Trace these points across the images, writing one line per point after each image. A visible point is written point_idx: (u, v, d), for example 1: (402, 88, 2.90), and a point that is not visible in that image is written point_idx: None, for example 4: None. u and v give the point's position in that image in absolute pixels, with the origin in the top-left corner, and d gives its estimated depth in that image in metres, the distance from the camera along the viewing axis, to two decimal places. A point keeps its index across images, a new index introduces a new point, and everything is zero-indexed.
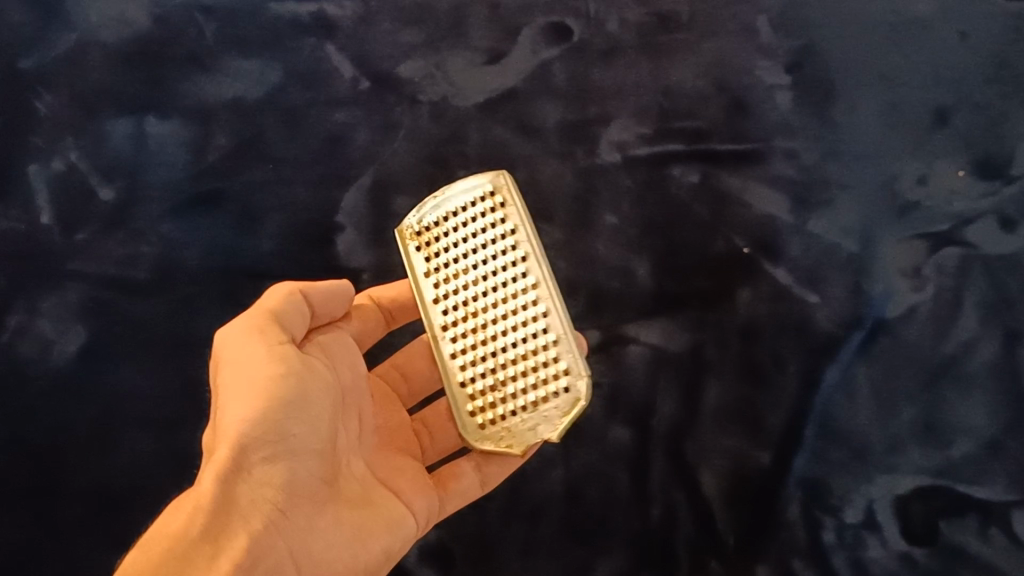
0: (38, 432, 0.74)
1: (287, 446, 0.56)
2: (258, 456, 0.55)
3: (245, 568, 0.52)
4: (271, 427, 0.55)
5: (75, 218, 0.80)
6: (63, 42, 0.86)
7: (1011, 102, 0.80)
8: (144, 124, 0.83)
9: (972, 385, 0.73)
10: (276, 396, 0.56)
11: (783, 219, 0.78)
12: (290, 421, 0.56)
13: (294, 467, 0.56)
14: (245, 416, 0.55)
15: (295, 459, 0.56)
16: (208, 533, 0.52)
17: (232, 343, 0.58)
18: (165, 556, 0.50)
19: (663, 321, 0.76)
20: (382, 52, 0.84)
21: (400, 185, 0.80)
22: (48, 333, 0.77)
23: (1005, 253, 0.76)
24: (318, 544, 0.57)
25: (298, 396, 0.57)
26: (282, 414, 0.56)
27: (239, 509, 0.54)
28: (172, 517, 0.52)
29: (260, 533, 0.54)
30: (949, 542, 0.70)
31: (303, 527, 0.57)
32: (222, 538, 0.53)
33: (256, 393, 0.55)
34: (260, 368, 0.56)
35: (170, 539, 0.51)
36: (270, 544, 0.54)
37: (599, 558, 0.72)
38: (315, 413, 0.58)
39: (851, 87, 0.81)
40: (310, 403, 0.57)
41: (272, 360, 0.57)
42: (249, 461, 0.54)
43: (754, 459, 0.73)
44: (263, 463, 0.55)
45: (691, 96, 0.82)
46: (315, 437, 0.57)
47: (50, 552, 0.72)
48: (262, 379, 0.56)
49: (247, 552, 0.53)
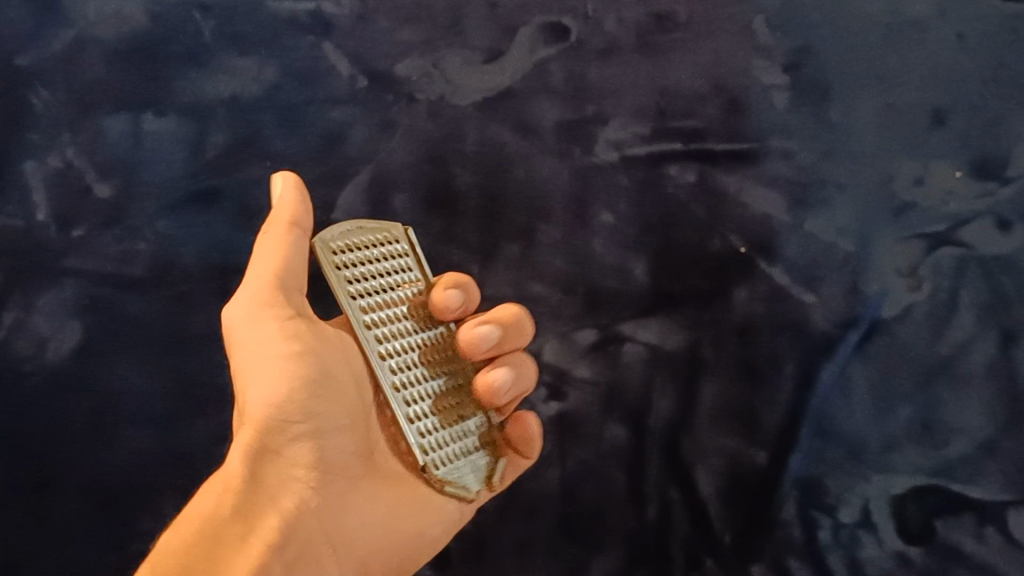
0: (32, 429, 0.74)
1: (313, 425, 0.58)
2: (284, 437, 0.58)
3: (278, 545, 0.57)
4: (296, 407, 0.57)
5: (71, 215, 0.80)
6: (60, 39, 0.85)
7: (1007, 104, 0.80)
8: (141, 121, 0.83)
9: (968, 385, 0.73)
10: (298, 378, 0.58)
11: (780, 219, 0.78)
12: (314, 402, 0.58)
13: (323, 446, 0.59)
14: (269, 399, 0.57)
15: (323, 438, 0.58)
16: (238, 513, 0.56)
17: (242, 321, 0.58)
18: (200, 533, 0.55)
19: (660, 320, 0.76)
20: (379, 50, 0.84)
21: (397, 183, 0.80)
22: (44, 329, 0.77)
23: (1001, 254, 0.76)
24: (350, 520, 0.60)
25: (319, 376, 0.58)
26: (304, 395, 0.58)
27: (269, 490, 0.58)
28: (205, 497, 0.57)
29: (293, 512, 0.58)
30: (944, 542, 0.70)
31: (337, 503, 0.60)
32: (254, 517, 0.57)
33: (276, 374, 0.57)
34: (277, 348, 0.58)
35: (202, 518, 0.56)
36: (303, 522, 0.58)
37: (595, 557, 0.72)
38: (337, 389, 0.59)
39: (849, 87, 0.81)
40: (331, 381, 0.59)
41: (284, 339, 0.58)
42: (276, 442, 0.58)
43: (750, 458, 0.73)
44: (290, 443, 0.58)
45: (689, 96, 0.82)
46: (340, 415, 0.59)
47: (47, 549, 0.72)
48: (282, 360, 0.58)
49: (280, 530, 0.57)
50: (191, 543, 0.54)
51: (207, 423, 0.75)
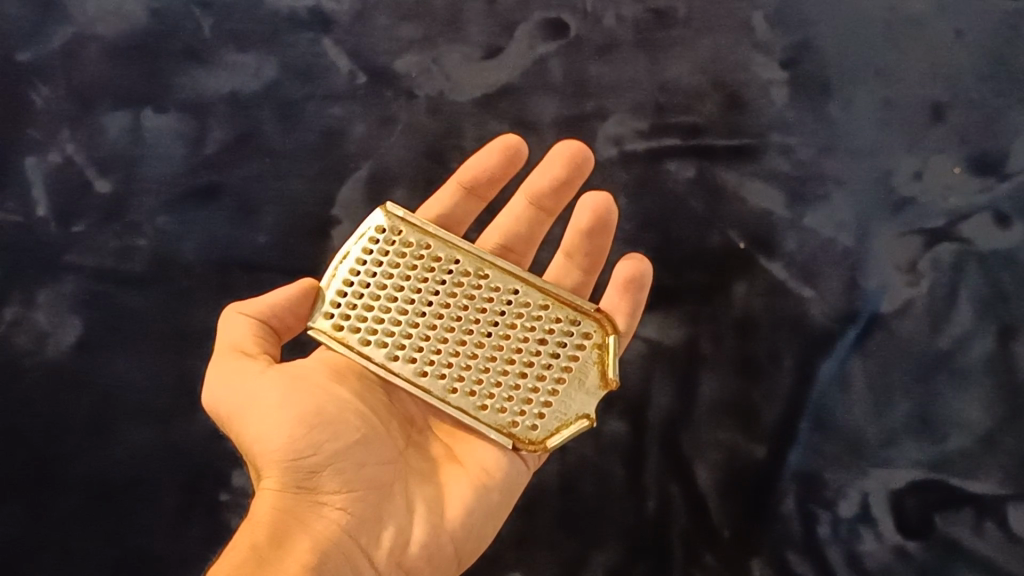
0: (31, 424, 0.74)
1: (326, 451, 0.57)
2: (300, 466, 0.57)
3: (314, 569, 0.55)
4: (306, 436, 0.57)
5: (71, 210, 0.80)
6: (60, 35, 0.86)
7: (1006, 100, 0.80)
8: (141, 117, 0.83)
9: (967, 379, 0.73)
10: (300, 411, 0.58)
11: (778, 214, 0.78)
12: (321, 431, 0.57)
13: (342, 467, 0.57)
14: (275, 439, 0.57)
15: (340, 460, 0.57)
16: (273, 546, 0.55)
17: (220, 383, 0.59)
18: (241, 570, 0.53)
19: (658, 315, 0.77)
20: (379, 46, 0.84)
21: (396, 178, 0.81)
22: (42, 324, 0.77)
23: (1001, 248, 0.76)
24: (391, 528, 0.59)
25: (319, 407, 0.58)
26: (309, 425, 0.57)
27: (297, 520, 0.56)
28: (238, 541, 0.56)
29: (328, 536, 0.56)
30: (945, 536, 0.70)
31: (372, 518, 0.58)
32: (288, 546, 0.55)
33: (279, 411, 0.57)
34: (273, 390, 0.58)
35: (239, 557, 0.54)
36: (339, 542, 0.56)
37: (594, 552, 0.72)
38: (340, 412, 0.59)
39: (847, 84, 0.81)
40: (331, 407, 0.59)
41: (271, 386, 0.58)
42: (293, 473, 0.57)
43: (749, 452, 0.73)
44: (309, 474, 0.57)
45: (688, 92, 0.82)
46: (350, 433, 0.58)
47: (45, 543, 0.72)
48: (278, 399, 0.58)
49: (317, 553, 0.55)
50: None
51: (206, 418, 0.75)
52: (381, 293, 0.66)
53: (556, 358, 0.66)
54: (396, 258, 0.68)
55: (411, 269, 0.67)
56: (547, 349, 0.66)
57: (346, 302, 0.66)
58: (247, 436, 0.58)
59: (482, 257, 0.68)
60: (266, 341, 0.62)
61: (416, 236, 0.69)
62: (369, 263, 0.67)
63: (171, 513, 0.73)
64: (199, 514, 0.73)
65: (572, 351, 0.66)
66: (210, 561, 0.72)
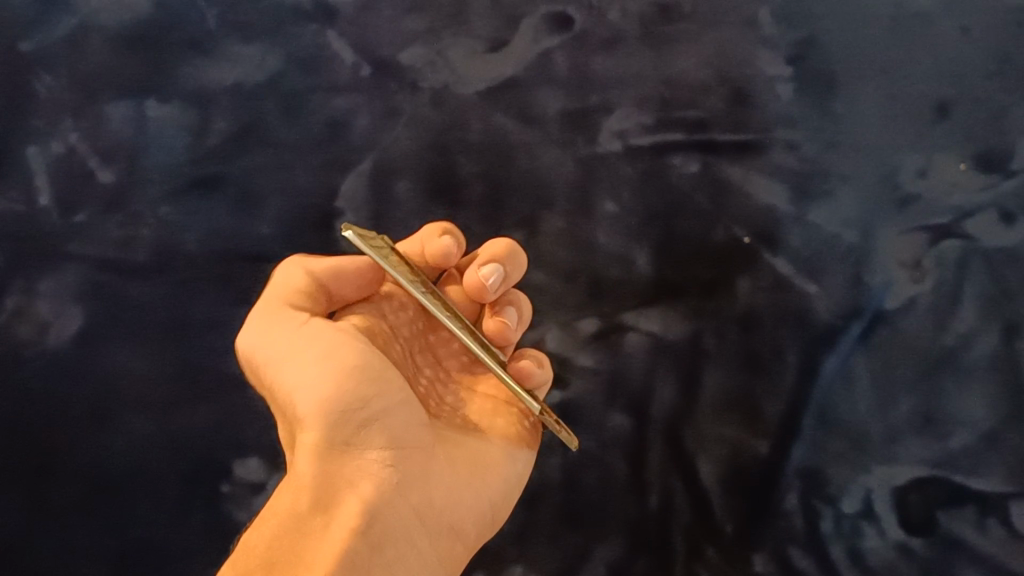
0: (35, 412, 0.75)
1: (372, 408, 0.57)
2: (344, 424, 0.57)
3: (364, 527, 0.55)
4: (352, 395, 0.57)
5: (73, 200, 0.80)
6: (64, 24, 0.85)
7: (1013, 96, 0.79)
8: (144, 107, 0.83)
9: (971, 376, 0.72)
10: (345, 368, 0.57)
11: (783, 210, 0.78)
12: (368, 387, 0.57)
13: (386, 425, 0.58)
14: (321, 395, 0.56)
15: (385, 418, 0.58)
16: (318, 508, 0.56)
17: (260, 338, 0.58)
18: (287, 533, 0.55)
19: (662, 309, 0.76)
20: (384, 39, 0.84)
21: (400, 171, 0.80)
22: (45, 313, 0.77)
23: (1005, 245, 0.75)
24: (435, 489, 0.58)
25: (364, 363, 0.58)
26: (356, 382, 0.57)
27: (344, 479, 0.57)
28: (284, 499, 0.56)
29: (374, 495, 0.56)
30: (946, 533, 0.70)
31: (419, 476, 0.58)
32: (334, 507, 0.56)
33: (323, 367, 0.57)
34: (317, 347, 0.57)
35: (283, 517, 0.56)
36: (388, 503, 0.57)
37: (596, 545, 0.72)
38: (385, 367, 0.59)
39: (854, 79, 0.80)
40: (376, 364, 0.58)
41: (316, 342, 0.57)
42: (336, 430, 0.57)
43: (752, 448, 0.73)
44: (356, 430, 0.57)
45: (693, 87, 0.81)
46: (395, 391, 0.58)
47: (51, 530, 0.73)
48: (325, 354, 0.57)
49: (364, 512, 0.56)
50: (275, 541, 0.55)
51: (208, 409, 0.75)
52: None
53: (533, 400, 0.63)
54: None
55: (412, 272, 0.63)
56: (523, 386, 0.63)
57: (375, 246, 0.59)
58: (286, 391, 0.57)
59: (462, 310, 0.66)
60: (311, 299, 0.60)
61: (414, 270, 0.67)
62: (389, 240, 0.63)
63: (173, 504, 0.73)
64: (201, 506, 0.73)
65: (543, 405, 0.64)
66: (212, 551, 0.72)
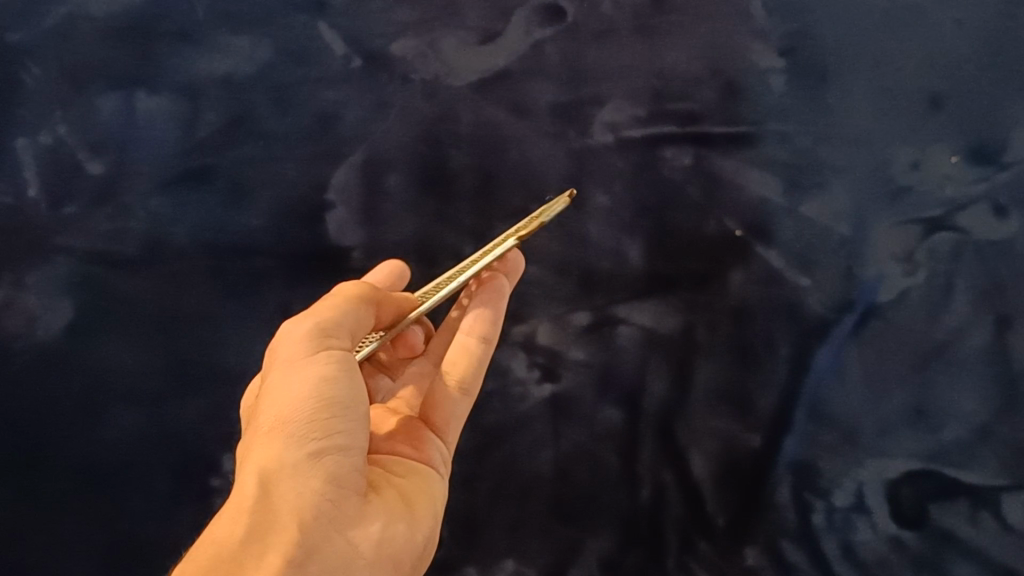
0: (23, 406, 0.75)
1: (337, 441, 0.54)
2: (298, 456, 0.53)
3: (296, 560, 0.52)
4: (313, 425, 0.53)
5: (63, 192, 0.80)
6: (52, 16, 0.87)
7: (1005, 89, 0.78)
8: (134, 99, 0.83)
9: (963, 369, 0.72)
10: (311, 397, 0.54)
11: (775, 202, 0.77)
12: (340, 420, 0.54)
13: (343, 459, 0.54)
14: (289, 418, 0.53)
15: (343, 453, 0.54)
16: (253, 537, 0.52)
17: (282, 339, 0.56)
18: (215, 563, 0.51)
19: (654, 302, 0.76)
20: (374, 30, 0.84)
21: (391, 163, 0.80)
22: (34, 307, 0.77)
23: (997, 239, 0.75)
24: (370, 523, 0.56)
25: (343, 394, 0.55)
26: (324, 413, 0.54)
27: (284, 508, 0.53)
28: (219, 526, 0.53)
29: (312, 527, 0.53)
30: (939, 527, 0.70)
31: (358, 511, 0.56)
32: (269, 534, 0.52)
33: (302, 392, 0.54)
34: (290, 373, 0.55)
35: (218, 546, 0.52)
36: (323, 536, 0.53)
37: (589, 538, 0.72)
38: (357, 399, 0.55)
39: (845, 72, 0.80)
40: (342, 396, 0.54)
41: (298, 367, 0.54)
42: (288, 460, 0.53)
43: (744, 441, 0.72)
44: (311, 461, 0.53)
45: (685, 79, 0.81)
46: (363, 425, 0.56)
47: (38, 524, 0.72)
48: (310, 378, 0.54)
49: (298, 545, 0.52)
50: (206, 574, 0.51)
51: (198, 404, 0.74)
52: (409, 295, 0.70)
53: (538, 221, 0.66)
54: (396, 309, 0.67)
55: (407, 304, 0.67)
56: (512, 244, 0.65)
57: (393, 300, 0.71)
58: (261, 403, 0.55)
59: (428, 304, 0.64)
60: (356, 302, 0.58)
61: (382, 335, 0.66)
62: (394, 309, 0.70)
63: (162, 498, 0.72)
64: (191, 499, 0.72)
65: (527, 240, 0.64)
66: None
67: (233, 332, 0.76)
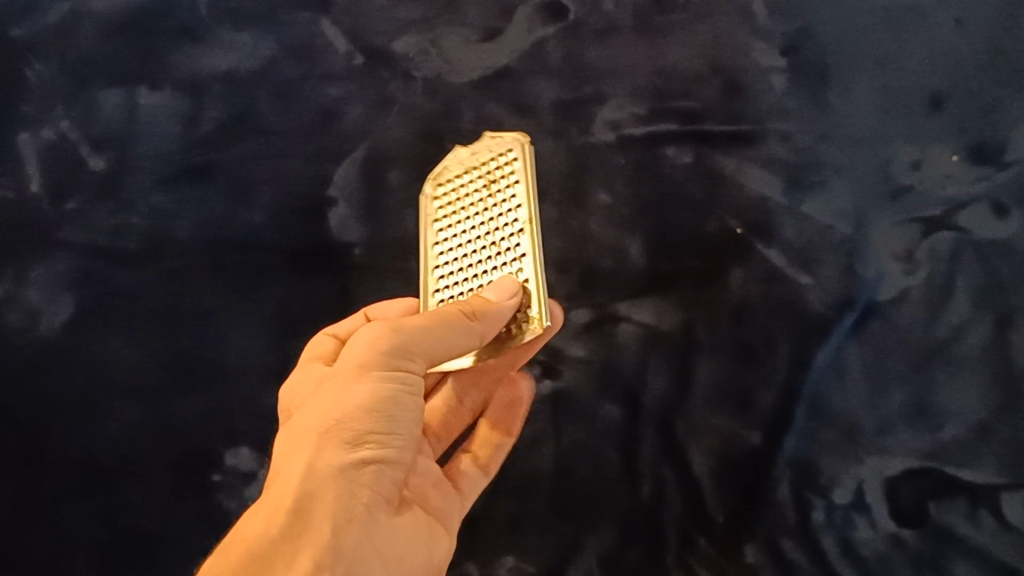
0: (24, 400, 0.75)
1: (383, 456, 0.54)
2: (345, 462, 0.53)
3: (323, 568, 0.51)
4: (365, 438, 0.53)
5: (64, 188, 0.80)
6: (55, 11, 0.87)
7: (1006, 89, 0.79)
8: (136, 94, 0.83)
9: (962, 368, 0.72)
10: (369, 410, 0.53)
11: (776, 201, 0.77)
12: (391, 436, 0.54)
13: (384, 474, 0.54)
14: (343, 426, 0.53)
15: (386, 469, 0.54)
16: (285, 536, 0.52)
17: (353, 345, 0.56)
18: (245, 560, 0.51)
19: (655, 299, 0.76)
20: (377, 28, 0.84)
21: (393, 159, 0.80)
22: (35, 301, 0.77)
23: (997, 238, 0.75)
24: (396, 539, 0.56)
25: (398, 412, 0.54)
26: (377, 428, 0.54)
27: (321, 512, 0.52)
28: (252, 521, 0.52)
29: (344, 534, 0.52)
30: (939, 525, 0.70)
31: (386, 526, 0.55)
32: (303, 536, 0.52)
33: (362, 404, 0.53)
34: (355, 380, 0.54)
35: (249, 543, 0.51)
36: (353, 547, 0.53)
37: (588, 535, 0.72)
38: (409, 420, 0.55)
39: (846, 71, 0.80)
40: (401, 413, 0.55)
41: (367, 375, 0.54)
42: (336, 465, 0.53)
43: (744, 438, 0.72)
44: (356, 473, 0.53)
45: (686, 77, 0.81)
46: (411, 445, 0.56)
47: (39, 519, 0.72)
48: (371, 391, 0.54)
49: (329, 550, 0.52)
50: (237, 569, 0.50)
51: (199, 399, 0.74)
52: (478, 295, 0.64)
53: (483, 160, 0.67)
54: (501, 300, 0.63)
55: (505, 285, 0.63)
56: (484, 176, 0.67)
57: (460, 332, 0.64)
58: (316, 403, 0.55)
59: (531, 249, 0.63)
60: (450, 327, 0.57)
61: (526, 322, 0.62)
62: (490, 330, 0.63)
63: (163, 493, 0.72)
64: (191, 494, 0.72)
65: (484, 157, 0.67)
66: (203, 543, 0.71)
67: (234, 327, 0.76)
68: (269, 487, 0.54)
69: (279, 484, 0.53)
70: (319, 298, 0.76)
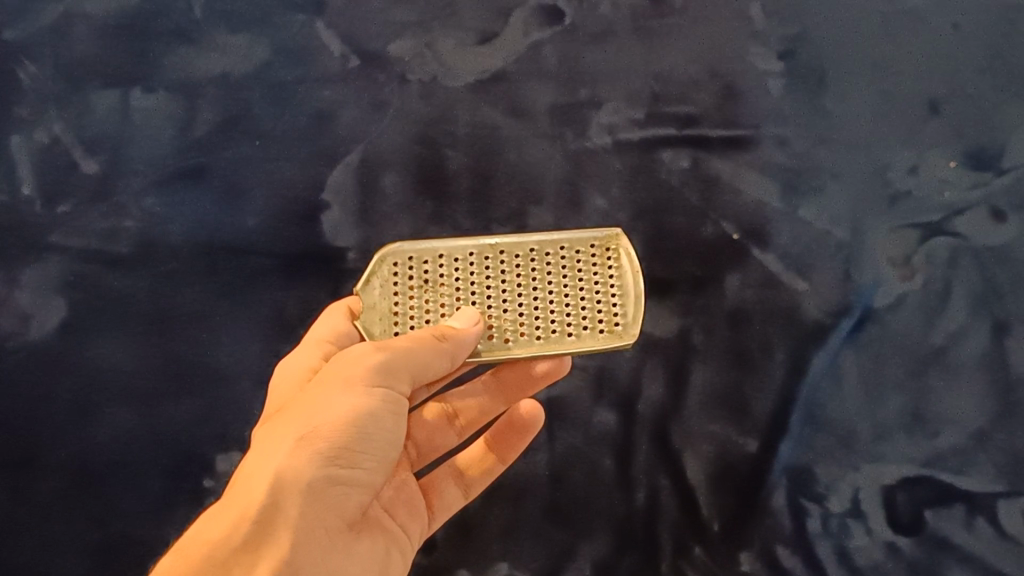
0: (14, 404, 0.74)
1: (351, 473, 0.55)
2: (317, 476, 0.53)
3: None
4: (340, 452, 0.54)
5: (57, 191, 0.80)
6: (49, 13, 0.86)
7: (1004, 95, 0.78)
8: (130, 97, 0.83)
9: (959, 375, 0.72)
10: (346, 425, 0.54)
11: (773, 206, 0.77)
12: (364, 453, 0.55)
13: (350, 492, 0.55)
14: (318, 435, 0.53)
15: (353, 487, 0.55)
16: (248, 544, 0.52)
17: (340, 361, 0.56)
18: (201, 563, 0.51)
19: (651, 305, 0.76)
20: (373, 30, 0.84)
21: (387, 163, 0.80)
22: (27, 305, 0.77)
23: (995, 244, 0.74)
24: (353, 558, 0.57)
25: (373, 430, 0.55)
26: (350, 445, 0.54)
27: (284, 521, 0.52)
28: (212, 525, 0.52)
29: (301, 551, 0.53)
30: (935, 534, 0.69)
31: (343, 544, 0.56)
32: (264, 546, 0.52)
33: (340, 415, 0.54)
34: (337, 394, 0.54)
35: (211, 546, 0.52)
36: (311, 560, 0.53)
37: (581, 542, 0.71)
38: (380, 442, 0.56)
39: (844, 77, 0.80)
40: (375, 431, 0.55)
41: (350, 391, 0.55)
42: (305, 479, 0.52)
43: (740, 445, 0.72)
44: (326, 486, 0.53)
45: (683, 82, 0.81)
46: (379, 466, 0.57)
47: (26, 525, 0.71)
48: (349, 407, 0.54)
49: (286, 567, 0.52)
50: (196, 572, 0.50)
51: (193, 403, 0.74)
52: (561, 293, 0.62)
53: (413, 287, 0.63)
54: (575, 272, 0.63)
55: (559, 267, 0.63)
56: (427, 286, 0.63)
57: (596, 318, 0.62)
58: (293, 412, 0.55)
59: (533, 238, 0.64)
60: (444, 356, 0.57)
61: (610, 257, 0.64)
62: (613, 286, 0.63)
63: (154, 498, 0.72)
64: (183, 499, 0.72)
65: (409, 284, 0.63)
66: None
67: (226, 331, 0.76)
68: (235, 485, 0.54)
69: (245, 489, 0.53)
70: (313, 302, 0.76)
